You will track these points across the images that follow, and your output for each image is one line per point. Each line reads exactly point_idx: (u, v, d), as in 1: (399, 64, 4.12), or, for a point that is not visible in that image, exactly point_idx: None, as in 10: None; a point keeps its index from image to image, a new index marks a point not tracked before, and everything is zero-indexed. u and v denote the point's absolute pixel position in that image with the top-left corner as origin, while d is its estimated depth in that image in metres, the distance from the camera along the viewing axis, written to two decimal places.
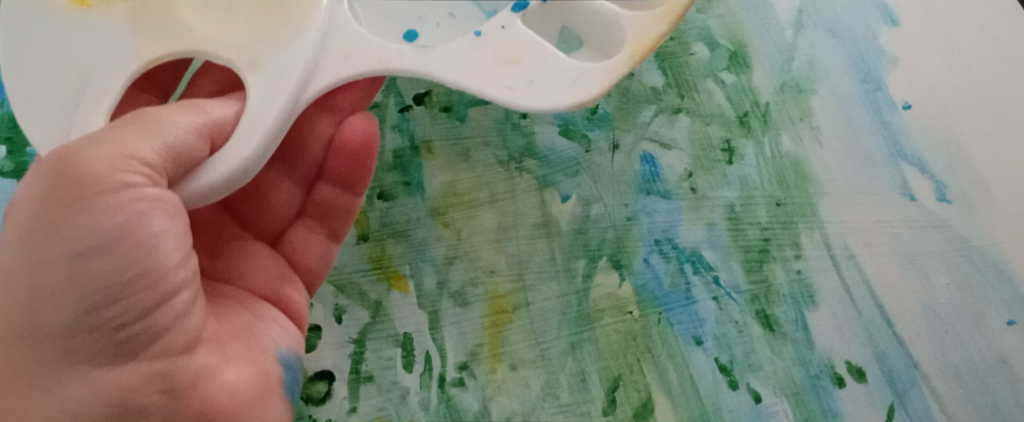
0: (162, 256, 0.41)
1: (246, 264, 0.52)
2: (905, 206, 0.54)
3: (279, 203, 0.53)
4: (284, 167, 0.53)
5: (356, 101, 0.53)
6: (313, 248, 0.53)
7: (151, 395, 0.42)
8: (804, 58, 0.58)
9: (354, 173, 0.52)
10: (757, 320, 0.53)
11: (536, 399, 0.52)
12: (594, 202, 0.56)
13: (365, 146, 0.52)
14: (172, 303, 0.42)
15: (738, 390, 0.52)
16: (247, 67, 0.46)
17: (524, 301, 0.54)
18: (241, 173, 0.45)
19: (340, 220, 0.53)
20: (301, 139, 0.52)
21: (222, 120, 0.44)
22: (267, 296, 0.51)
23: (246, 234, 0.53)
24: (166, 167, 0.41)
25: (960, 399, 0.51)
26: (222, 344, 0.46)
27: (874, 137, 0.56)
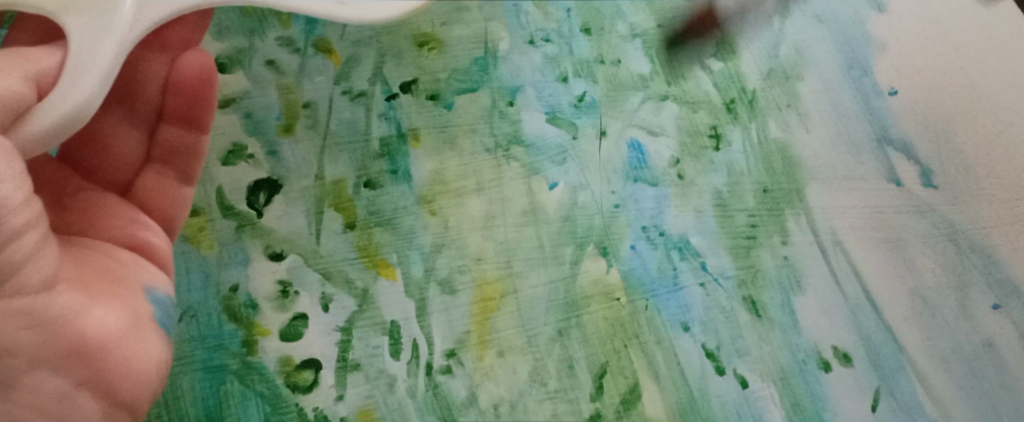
0: (2, 208, 0.38)
1: (94, 215, 0.49)
2: (891, 193, 0.53)
3: (118, 150, 0.50)
4: (122, 112, 0.50)
5: (188, 37, 0.51)
6: (168, 192, 0.51)
7: (18, 330, 0.40)
8: (791, 44, 0.58)
9: (196, 108, 0.51)
10: (744, 306, 0.53)
11: (524, 386, 0.52)
12: (582, 189, 0.56)
13: (203, 79, 0.50)
14: (19, 246, 0.39)
15: (725, 375, 0.53)
16: (63, 10, 0.43)
17: (512, 288, 0.54)
18: (79, 108, 0.42)
19: (194, 161, 0.51)
20: (135, 81, 0.50)
21: (48, 67, 0.42)
22: (123, 241, 0.48)
23: (89, 185, 0.50)
24: (1, 113, 0.39)
25: (950, 386, 0.50)
26: (81, 286, 0.43)
27: (860, 123, 0.55)
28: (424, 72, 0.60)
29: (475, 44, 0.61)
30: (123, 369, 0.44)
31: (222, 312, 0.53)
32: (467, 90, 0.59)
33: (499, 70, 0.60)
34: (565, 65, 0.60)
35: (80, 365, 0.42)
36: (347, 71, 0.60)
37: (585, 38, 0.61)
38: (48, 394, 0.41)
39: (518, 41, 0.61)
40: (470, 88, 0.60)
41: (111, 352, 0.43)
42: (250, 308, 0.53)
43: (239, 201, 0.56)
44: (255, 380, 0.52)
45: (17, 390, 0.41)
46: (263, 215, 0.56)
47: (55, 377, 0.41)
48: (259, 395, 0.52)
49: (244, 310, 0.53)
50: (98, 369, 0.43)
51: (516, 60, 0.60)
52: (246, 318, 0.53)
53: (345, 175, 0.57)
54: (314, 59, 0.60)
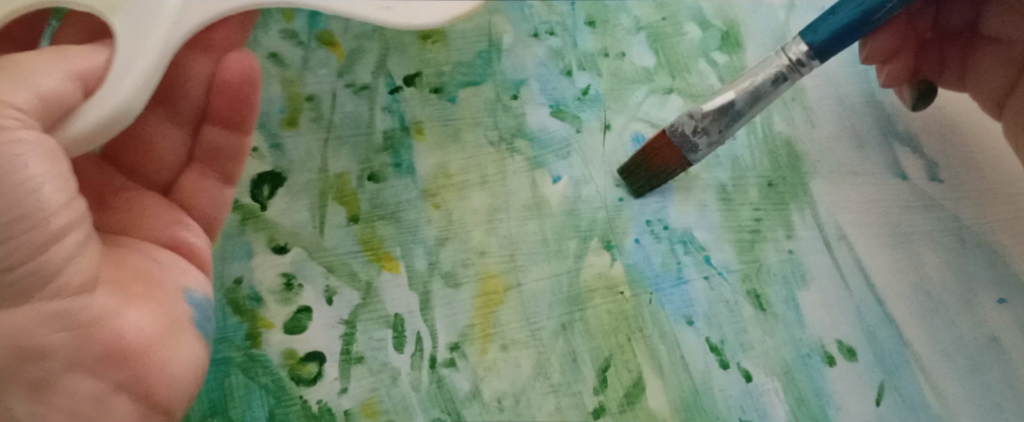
0: (44, 198, 0.40)
1: (137, 214, 0.49)
2: (898, 186, 0.54)
3: (163, 150, 0.51)
4: (165, 113, 0.51)
5: (231, 39, 0.51)
6: (206, 192, 0.52)
7: (54, 333, 0.41)
8: (796, 39, 0.59)
9: (238, 111, 0.51)
10: (748, 300, 0.53)
11: (527, 380, 0.52)
12: (585, 183, 0.56)
13: (245, 84, 0.50)
14: (62, 243, 0.41)
15: (729, 369, 0.52)
16: (111, 11, 0.45)
17: (515, 281, 0.54)
18: (120, 115, 0.43)
19: (233, 162, 0.52)
20: (178, 82, 0.51)
21: (91, 64, 0.43)
22: (163, 242, 0.49)
23: (132, 185, 0.50)
24: (38, 111, 0.40)
25: (955, 380, 0.50)
26: (120, 287, 0.44)
27: (867, 117, 0.57)
28: (427, 65, 0.60)
29: (478, 38, 0.61)
30: (161, 370, 0.44)
31: (225, 305, 0.53)
32: (471, 83, 0.59)
33: (503, 63, 0.60)
34: (569, 58, 0.60)
35: (118, 368, 0.42)
36: (350, 64, 0.60)
37: (589, 31, 0.61)
38: (85, 399, 0.41)
39: (521, 35, 0.61)
40: (473, 81, 0.59)
41: (145, 357, 0.43)
42: (253, 301, 0.53)
43: (243, 194, 0.56)
44: (259, 372, 0.52)
45: (53, 393, 0.40)
46: (268, 208, 0.56)
47: (90, 380, 0.41)
48: (263, 387, 0.52)
49: (248, 302, 0.53)
50: (135, 373, 0.43)
51: (519, 53, 0.60)
52: (249, 310, 0.53)
53: (348, 168, 0.57)
54: (318, 53, 0.60)
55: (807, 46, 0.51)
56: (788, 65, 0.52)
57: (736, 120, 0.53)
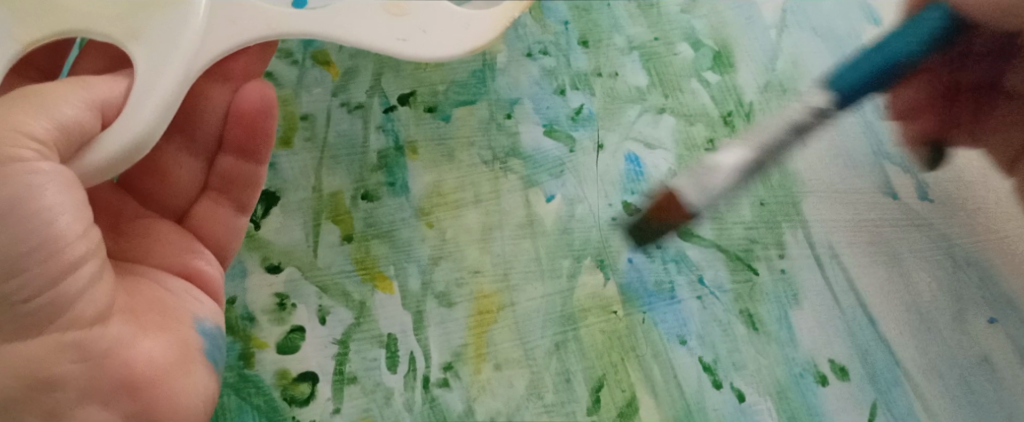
0: (61, 229, 0.40)
1: (151, 241, 0.50)
2: (888, 205, 0.54)
3: (180, 179, 0.52)
4: (182, 141, 0.52)
5: (249, 68, 0.53)
6: (220, 220, 0.52)
7: (68, 364, 0.41)
8: (788, 57, 0.60)
9: (253, 139, 0.52)
10: (741, 319, 0.53)
11: (521, 399, 0.52)
12: (579, 202, 0.57)
13: (261, 113, 0.52)
14: (76, 273, 0.41)
15: (722, 389, 0.52)
16: (132, 40, 0.46)
17: (509, 301, 0.54)
18: (137, 142, 0.44)
19: (246, 190, 0.53)
20: (196, 110, 0.52)
21: (109, 94, 0.44)
22: (177, 270, 0.50)
23: (147, 213, 0.51)
24: (57, 141, 0.41)
25: (945, 400, 0.50)
26: (136, 316, 0.44)
27: (859, 136, 0.56)
28: (422, 84, 0.60)
29: (473, 56, 0.61)
30: (171, 402, 0.43)
31: None
32: (466, 102, 0.59)
33: (498, 82, 0.60)
34: (563, 78, 0.60)
35: (130, 400, 0.42)
36: (345, 83, 0.60)
37: (583, 50, 0.61)
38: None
39: (515, 54, 0.61)
40: (469, 100, 0.60)
41: (156, 388, 0.43)
42: (247, 320, 0.53)
43: None
44: (253, 393, 0.52)
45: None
46: (262, 227, 0.56)
47: (102, 411, 0.42)
48: (256, 408, 0.52)
49: (241, 321, 0.53)
50: (146, 404, 0.43)
51: (514, 72, 0.61)
52: (243, 329, 0.53)
53: (342, 187, 0.57)
54: (314, 72, 0.60)
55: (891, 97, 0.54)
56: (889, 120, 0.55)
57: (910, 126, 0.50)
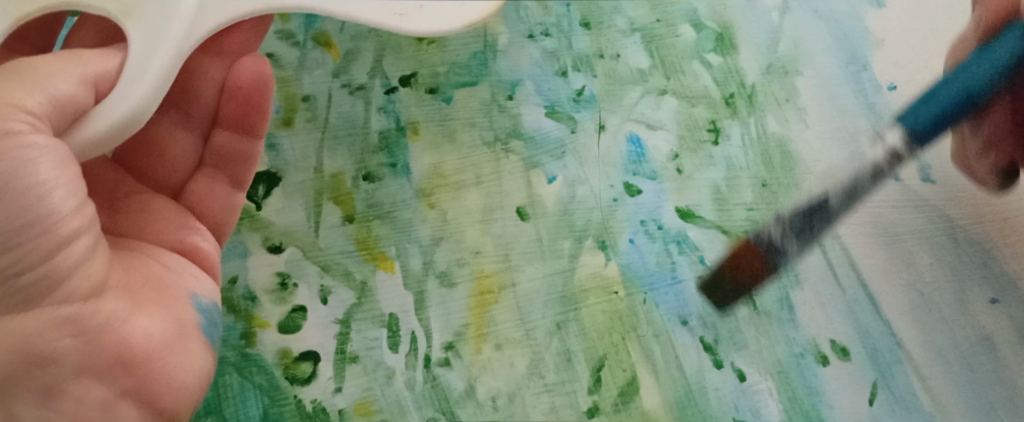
0: (55, 203, 0.41)
1: (147, 217, 0.50)
2: (891, 186, 0.54)
3: (175, 155, 0.52)
4: (178, 117, 0.52)
5: (245, 43, 0.51)
6: (218, 196, 0.52)
7: (63, 339, 0.41)
8: (790, 40, 0.59)
9: (250, 116, 0.52)
10: (743, 299, 0.53)
11: (522, 379, 0.52)
12: (580, 183, 0.56)
13: (257, 88, 0.51)
14: (71, 248, 0.41)
15: (723, 369, 0.52)
16: (123, 15, 0.45)
17: (510, 281, 0.54)
18: (132, 118, 0.43)
19: (243, 166, 0.53)
20: (191, 85, 0.51)
21: (105, 67, 0.43)
22: (174, 247, 0.49)
23: (142, 189, 0.51)
24: (50, 115, 0.40)
25: (945, 379, 0.50)
26: (132, 293, 0.44)
27: (861, 118, 0.56)
28: (423, 66, 0.60)
29: (474, 38, 0.61)
30: (167, 379, 0.44)
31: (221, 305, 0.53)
32: (467, 83, 0.59)
33: (498, 64, 0.60)
34: (564, 59, 0.60)
35: (125, 376, 0.42)
36: (346, 65, 0.60)
37: (584, 32, 0.61)
38: (91, 405, 0.42)
39: (517, 36, 0.61)
40: (469, 81, 0.60)
41: (150, 364, 0.43)
42: (248, 300, 0.53)
43: None
44: (254, 372, 0.52)
45: (59, 399, 0.41)
46: (264, 208, 0.56)
47: (97, 387, 0.42)
48: (258, 387, 0.52)
49: (242, 301, 0.53)
50: (141, 380, 0.43)
51: (515, 54, 0.61)
52: (245, 309, 0.53)
53: (343, 168, 0.57)
54: (314, 53, 0.60)
55: (903, 132, 0.53)
56: (888, 156, 0.53)
57: (829, 220, 0.53)
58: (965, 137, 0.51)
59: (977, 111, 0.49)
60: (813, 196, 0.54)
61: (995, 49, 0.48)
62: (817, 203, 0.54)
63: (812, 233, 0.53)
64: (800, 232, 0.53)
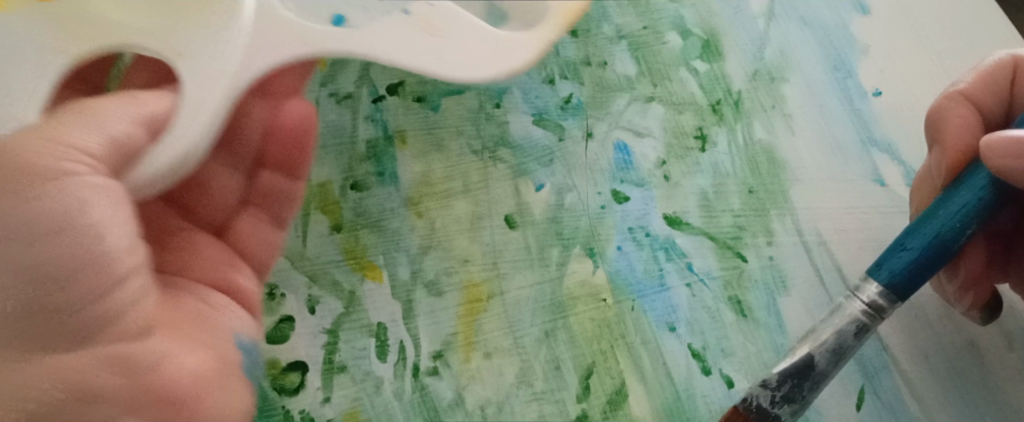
0: (111, 241, 0.42)
1: (196, 254, 0.55)
2: (876, 192, 0.55)
3: (219, 194, 0.56)
4: (225, 157, 0.57)
5: (291, 88, 0.57)
6: (257, 234, 0.56)
7: (112, 376, 0.42)
8: (777, 47, 0.61)
9: (292, 155, 0.56)
10: (730, 306, 0.53)
11: (511, 387, 0.52)
12: (568, 190, 0.57)
13: (301, 135, 0.56)
14: (124, 288, 0.43)
15: (711, 375, 0.52)
16: (177, 56, 0.47)
17: (498, 290, 0.54)
18: (184, 161, 0.46)
19: (281, 206, 0.56)
20: (240, 131, 0.57)
21: (155, 108, 0.45)
22: (216, 284, 0.54)
23: (189, 226, 0.56)
24: (107, 157, 0.42)
25: (931, 383, 0.50)
26: (175, 331, 0.47)
27: (847, 124, 0.57)
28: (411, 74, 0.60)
29: None
30: (208, 414, 0.45)
31: None
32: (454, 91, 0.59)
33: None
34: (552, 67, 0.61)
35: (171, 412, 0.44)
36: (333, 74, 0.60)
37: (572, 40, 0.62)
38: None
39: None
40: (456, 90, 0.60)
41: (187, 399, 0.44)
42: None
43: None
44: None
45: None
46: None
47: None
48: None
49: None
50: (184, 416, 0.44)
51: None
52: None
53: (331, 178, 0.57)
54: None
55: (882, 287, 0.46)
56: (867, 312, 0.46)
57: (820, 381, 0.46)
58: (941, 278, 0.51)
59: (949, 259, 0.45)
60: (799, 354, 0.47)
61: (958, 194, 0.44)
62: (803, 364, 0.46)
63: (800, 401, 0.46)
64: (786, 400, 0.46)
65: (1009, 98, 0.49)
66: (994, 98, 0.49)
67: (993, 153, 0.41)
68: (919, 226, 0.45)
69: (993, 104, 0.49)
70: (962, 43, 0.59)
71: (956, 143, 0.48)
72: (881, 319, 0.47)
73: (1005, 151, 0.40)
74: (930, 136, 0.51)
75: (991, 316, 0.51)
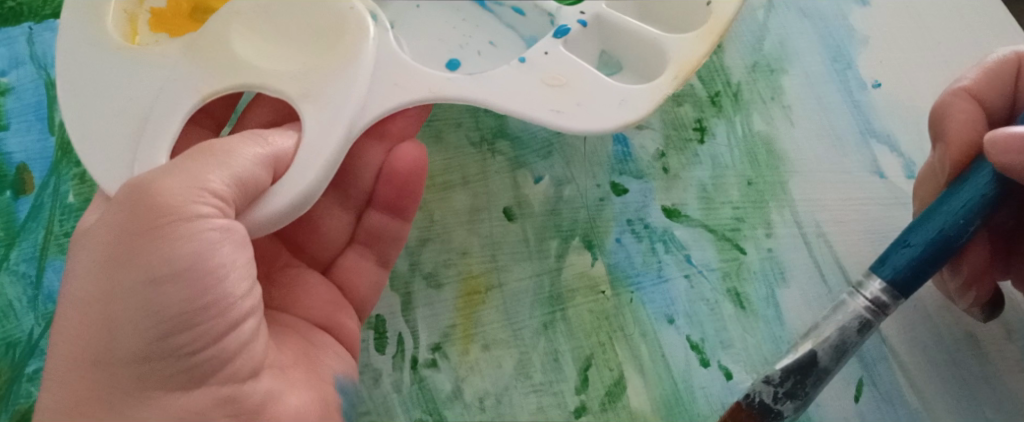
0: (229, 285, 0.42)
1: (300, 292, 0.53)
2: (874, 183, 0.55)
3: (330, 231, 0.54)
4: (335, 193, 0.54)
5: (405, 129, 0.53)
6: (364, 274, 0.54)
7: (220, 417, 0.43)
8: (776, 39, 0.61)
9: (403, 199, 0.53)
10: (729, 298, 0.53)
11: (509, 379, 0.52)
12: (567, 183, 0.56)
13: (413, 174, 0.53)
14: (240, 329, 0.43)
15: (709, 367, 0.52)
16: (301, 97, 0.48)
17: (496, 282, 0.54)
18: (299, 201, 0.46)
19: (390, 246, 0.54)
20: (352, 169, 0.53)
21: (282, 148, 0.46)
22: (323, 324, 0.52)
23: (297, 262, 0.55)
24: (231, 196, 0.43)
25: (928, 374, 0.50)
26: (284, 371, 0.47)
27: (846, 116, 0.57)
28: None
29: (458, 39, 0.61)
30: None
31: None
32: None
33: None
34: None
35: None
36: None
37: None
38: None
39: None
40: None
41: (263, 416, 0.44)
42: None
43: None
44: None
45: None
46: None
47: None
48: None
49: None
50: None
51: None
52: None
53: None
54: None
55: (886, 283, 0.45)
56: (870, 308, 0.46)
57: (822, 377, 0.46)
58: (944, 274, 0.50)
59: (951, 256, 0.44)
60: (801, 351, 0.46)
61: (959, 192, 0.44)
62: (805, 360, 0.46)
63: (803, 397, 0.46)
64: (789, 396, 0.46)
65: (1013, 94, 0.49)
66: (996, 94, 0.49)
67: (995, 149, 0.41)
68: (921, 223, 0.45)
69: (994, 101, 0.49)
70: (960, 35, 0.59)
71: (958, 138, 0.47)
72: (884, 316, 0.46)
73: (1008, 146, 0.40)
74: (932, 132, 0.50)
75: (992, 313, 0.51)
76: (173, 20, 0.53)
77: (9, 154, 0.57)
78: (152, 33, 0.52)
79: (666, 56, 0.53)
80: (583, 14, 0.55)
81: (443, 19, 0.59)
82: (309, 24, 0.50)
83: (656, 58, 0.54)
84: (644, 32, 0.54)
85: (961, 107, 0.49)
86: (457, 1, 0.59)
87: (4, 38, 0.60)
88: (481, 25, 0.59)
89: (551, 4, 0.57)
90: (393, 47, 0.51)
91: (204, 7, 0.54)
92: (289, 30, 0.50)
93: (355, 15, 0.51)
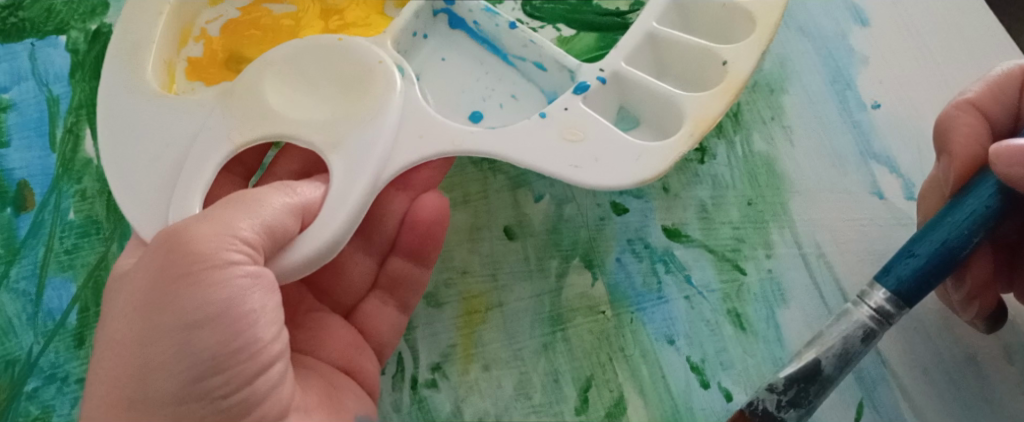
0: (260, 331, 0.43)
1: (325, 335, 0.53)
2: (874, 204, 0.55)
3: (353, 276, 0.55)
4: (360, 240, 0.55)
5: (431, 179, 0.54)
6: (385, 318, 0.53)
7: None
8: (776, 59, 0.61)
9: (426, 246, 0.53)
10: (729, 319, 0.53)
11: (509, 400, 0.51)
12: (568, 202, 0.57)
13: (436, 224, 0.53)
14: (268, 373, 0.44)
15: (710, 389, 0.51)
16: (331, 149, 0.50)
17: (497, 301, 0.54)
18: (324, 250, 0.47)
19: (410, 292, 0.53)
20: (376, 216, 0.54)
21: (311, 198, 0.48)
22: (345, 367, 0.52)
23: (321, 306, 0.54)
24: (262, 243, 0.44)
25: (928, 396, 0.50)
26: (308, 413, 0.47)
27: (846, 136, 0.57)
28: None
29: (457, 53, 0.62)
30: None
31: None
32: None
33: None
34: None
35: None
36: None
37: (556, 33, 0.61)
38: None
39: None
40: None
41: None
42: None
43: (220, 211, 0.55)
44: None
45: None
46: None
47: None
48: None
49: None
50: None
51: None
52: None
53: None
54: None
55: (889, 293, 0.45)
56: (874, 318, 0.46)
57: (826, 386, 0.46)
58: (947, 287, 0.50)
59: (956, 267, 0.44)
60: (805, 359, 0.46)
61: (965, 201, 0.44)
62: (809, 369, 0.46)
63: (807, 406, 0.46)
64: (792, 405, 0.46)
65: (1015, 109, 0.49)
66: (1000, 105, 0.49)
67: (998, 161, 0.41)
68: (926, 234, 0.44)
69: (999, 111, 0.49)
70: (959, 54, 0.59)
71: (962, 149, 0.47)
72: (889, 326, 0.46)
73: (1010, 159, 0.41)
74: (937, 144, 0.50)
75: (994, 326, 0.51)
76: (207, 69, 0.56)
77: (10, 170, 0.57)
78: (188, 81, 0.56)
79: (682, 112, 0.52)
80: (602, 70, 0.55)
81: (466, 69, 0.59)
82: (336, 74, 0.53)
83: (673, 115, 0.53)
84: (658, 89, 0.54)
85: (965, 119, 0.49)
86: (481, 54, 0.59)
87: (6, 54, 0.61)
88: (504, 79, 0.58)
89: (571, 60, 0.56)
90: (417, 97, 0.53)
91: (238, 57, 0.57)
92: (321, 86, 0.53)
93: (383, 69, 0.52)
